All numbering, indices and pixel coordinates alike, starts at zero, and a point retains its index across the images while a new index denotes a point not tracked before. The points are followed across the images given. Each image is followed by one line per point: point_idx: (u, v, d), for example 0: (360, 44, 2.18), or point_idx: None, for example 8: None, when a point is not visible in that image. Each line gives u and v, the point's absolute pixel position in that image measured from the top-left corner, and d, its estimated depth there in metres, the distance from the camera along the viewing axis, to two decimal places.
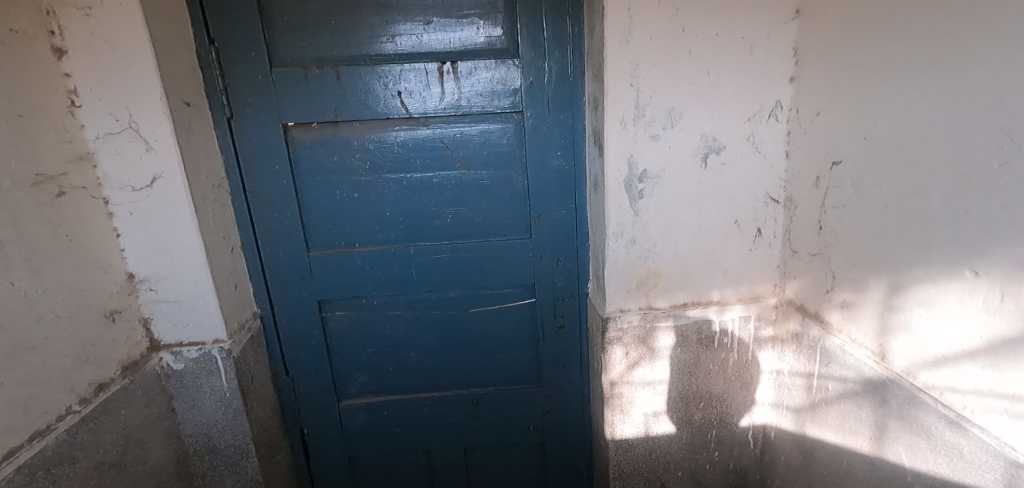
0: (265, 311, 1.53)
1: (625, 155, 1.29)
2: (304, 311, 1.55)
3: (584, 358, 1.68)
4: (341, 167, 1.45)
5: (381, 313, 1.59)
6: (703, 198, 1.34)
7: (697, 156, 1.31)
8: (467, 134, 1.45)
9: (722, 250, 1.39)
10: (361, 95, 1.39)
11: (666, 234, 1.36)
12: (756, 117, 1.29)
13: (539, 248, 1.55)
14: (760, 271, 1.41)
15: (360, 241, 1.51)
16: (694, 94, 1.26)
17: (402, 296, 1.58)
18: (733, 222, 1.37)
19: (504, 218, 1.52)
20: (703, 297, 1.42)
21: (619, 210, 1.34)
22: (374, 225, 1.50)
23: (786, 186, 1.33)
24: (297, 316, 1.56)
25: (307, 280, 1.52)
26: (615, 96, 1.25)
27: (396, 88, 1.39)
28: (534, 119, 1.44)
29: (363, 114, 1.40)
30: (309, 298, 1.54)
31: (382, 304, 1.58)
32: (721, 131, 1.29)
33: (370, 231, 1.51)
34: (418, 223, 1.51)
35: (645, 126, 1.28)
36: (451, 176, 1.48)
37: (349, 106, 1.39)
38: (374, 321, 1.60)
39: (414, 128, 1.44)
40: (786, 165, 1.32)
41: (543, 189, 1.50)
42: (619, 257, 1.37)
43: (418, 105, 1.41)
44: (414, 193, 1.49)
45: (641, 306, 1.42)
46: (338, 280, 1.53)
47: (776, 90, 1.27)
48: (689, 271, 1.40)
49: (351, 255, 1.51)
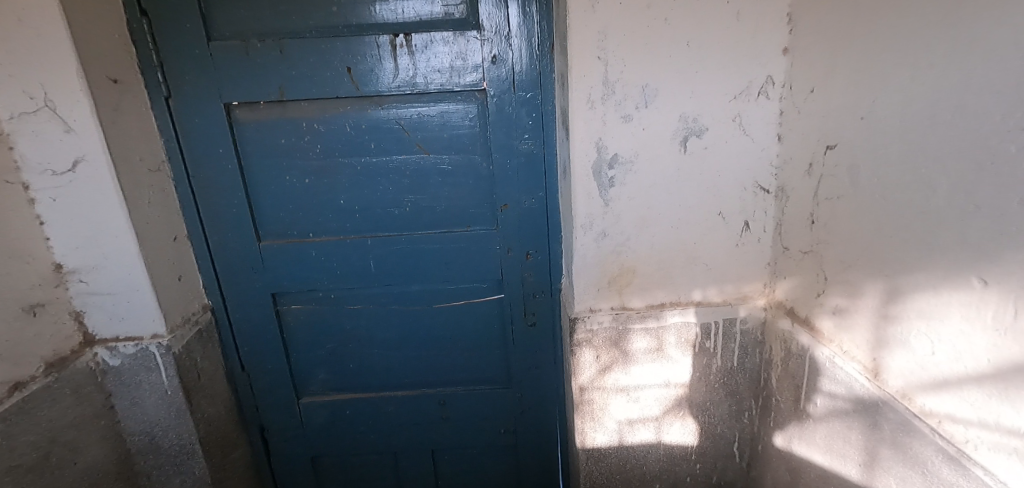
0: (217, 304, 1.45)
1: (593, 138, 1.15)
2: (257, 303, 1.46)
3: (558, 358, 1.56)
4: (291, 151, 1.34)
5: (339, 307, 1.49)
6: (683, 187, 1.20)
7: (675, 139, 1.16)
8: (425, 115, 1.33)
9: (704, 245, 1.24)
10: (308, 72, 1.27)
11: (641, 227, 1.23)
12: (743, 94, 1.13)
13: (506, 240, 1.42)
14: (748, 270, 1.26)
15: (314, 230, 1.41)
16: (670, 69, 1.11)
17: (360, 290, 1.47)
18: (716, 215, 1.22)
19: (468, 208, 1.40)
20: (683, 297, 1.28)
21: (587, 200, 1.20)
22: (327, 213, 1.40)
23: (777, 173, 1.18)
24: (250, 310, 1.47)
25: (258, 271, 1.43)
26: (580, 72, 1.10)
27: (345, 64, 1.27)
28: (497, 97, 1.30)
29: (311, 92, 1.28)
30: (261, 291, 1.45)
31: (340, 298, 1.48)
32: (703, 110, 1.14)
33: (324, 220, 1.40)
34: (376, 212, 1.40)
35: (615, 105, 1.13)
36: (409, 161, 1.36)
37: (295, 84, 1.28)
38: (332, 315, 1.50)
39: (368, 109, 1.32)
40: (778, 149, 1.16)
41: (509, 176, 1.37)
42: (588, 252, 1.24)
43: (370, 82, 1.28)
44: (370, 179, 1.38)
45: (613, 305, 1.29)
46: (291, 271, 1.43)
47: (768, 62, 1.11)
48: (667, 268, 1.26)
49: (305, 245, 1.41)
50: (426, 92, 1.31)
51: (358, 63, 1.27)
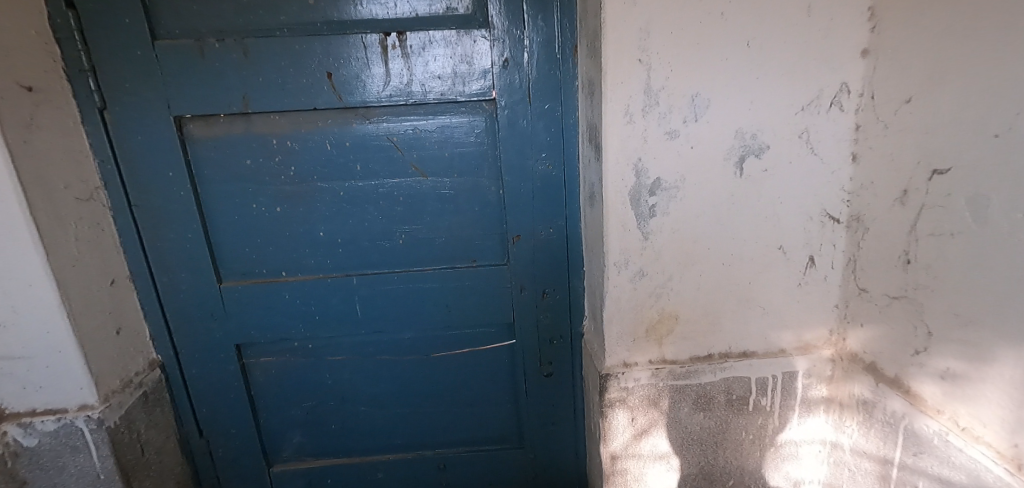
0: (168, 358, 1.20)
1: (630, 158, 0.94)
2: (217, 357, 1.21)
3: (578, 413, 1.33)
4: (258, 174, 1.11)
5: (318, 359, 1.25)
6: (737, 217, 0.99)
7: (729, 159, 0.95)
8: (422, 130, 1.10)
9: (761, 285, 1.03)
10: (278, 79, 1.04)
11: (686, 264, 1.01)
12: (812, 105, 0.93)
13: (518, 277, 1.20)
14: (812, 313, 1.05)
15: (287, 269, 1.17)
16: (726, 75, 0.91)
17: (343, 338, 1.23)
18: (776, 250, 1.01)
19: (474, 240, 1.18)
20: (734, 347, 1.07)
21: (623, 234, 0.99)
22: (303, 248, 1.16)
23: (850, 200, 0.98)
24: (209, 364, 1.21)
25: (218, 318, 1.18)
26: (616, 78, 0.89)
27: (324, 68, 1.04)
28: (509, 109, 1.08)
29: (282, 103, 1.05)
30: (223, 342, 1.19)
31: (319, 348, 1.24)
32: (764, 125, 0.94)
33: (299, 257, 1.16)
34: (362, 246, 1.16)
35: (658, 118, 0.92)
36: (403, 185, 1.13)
37: (263, 93, 1.04)
38: (309, 368, 1.25)
39: (352, 123, 1.09)
40: (852, 172, 0.96)
41: (523, 202, 1.15)
42: (622, 295, 1.03)
43: (355, 91, 1.06)
44: (355, 208, 1.14)
45: (652, 358, 1.07)
46: (259, 318, 1.19)
47: (843, 67, 0.91)
48: (717, 313, 1.05)
49: (276, 287, 1.17)
50: (423, 103, 1.08)
51: (339, 68, 1.04)
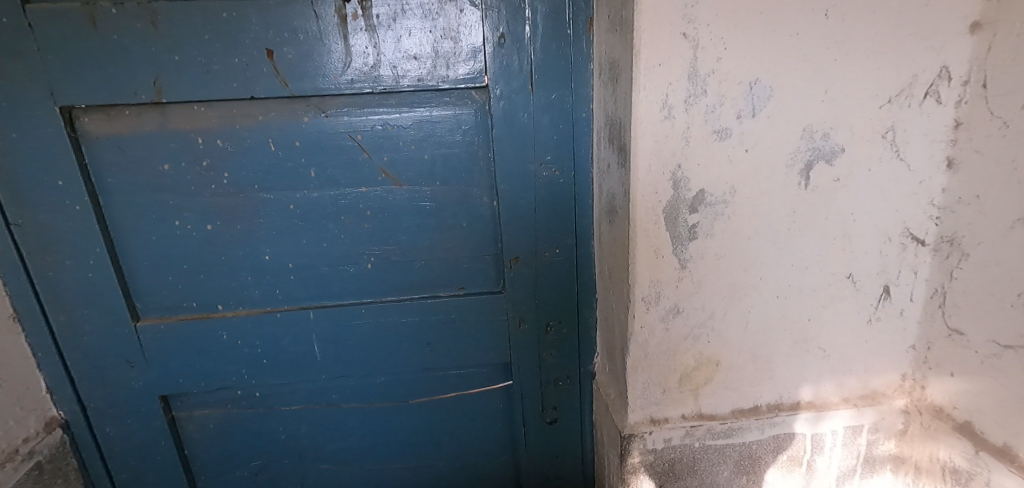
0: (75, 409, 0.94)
1: (667, 165, 0.72)
2: (137, 412, 0.95)
3: (587, 464, 1.12)
4: (180, 183, 0.85)
5: (269, 410, 1.00)
6: (799, 239, 0.78)
7: (793, 165, 0.74)
8: (394, 125, 0.86)
9: (823, 322, 0.83)
10: (201, 58, 0.78)
11: (733, 298, 0.80)
12: (901, 96, 0.72)
13: (517, 307, 0.98)
14: (883, 356, 0.85)
15: (224, 301, 0.92)
16: (796, 55, 0.69)
17: (299, 385, 0.99)
18: (845, 279, 0.80)
19: (461, 263, 0.95)
20: (786, 398, 0.86)
21: (655, 261, 0.77)
22: (245, 276, 0.91)
23: (941, 217, 0.77)
24: (127, 421, 0.96)
25: (136, 365, 0.93)
26: (653, 58, 0.66)
27: (262, 44, 0.79)
28: (505, 99, 0.85)
29: (207, 90, 0.80)
30: (143, 394, 0.94)
31: (269, 396, 1.00)
32: (840, 121, 0.72)
33: (239, 286, 0.92)
34: (321, 272, 0.92)
35: (707, 113, 0.70)
36: (371, 195, 0.89)
37: (181, 77, 0.79)
38: (258, 421, 1.01)
39: (303, 116, 0.84)
40: (946, 182, 0.75)
41: (522, 217, 0.92)
42: (651, 338, 0.81)
43: (305, 75, 0.81)
44: (310, 224, 0.90)
45: (687, 414, 0.86)
46: (190, 364, 0.94)
47: (945, 45, 0.70)
48: (767, 358, 0.84)
49: (211, 325, 0.92)
50: (395, 91, 0.84)
51: (283, 44, 0.79)
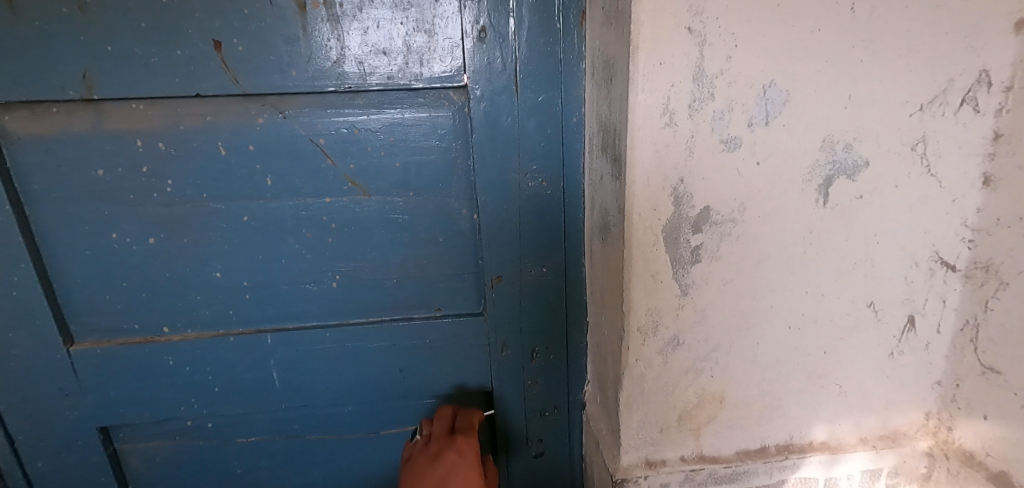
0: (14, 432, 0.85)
1: (668, 179, 0.63)
2: (73, 446, 0.85)
3: None
4: (117, 191, 0.75)
5: (226, 441, 0.91)
6: (815, 263, 0.69)
7: (811, 180, 0.65)
8: (361, 128, 0.77)
9: (840, 356, 0.74)
10: (138, 50, 0.69)
11: (739, 328, 0.71)
12: (934, 104, 0.63)
13: (499, 330, 0.88)
14: (906, 393, 0.76)
15: (171, 323, 0.82)
16: (816, 55, 0.60)
17: (259, 413, 0.90)
18: (865, 308, 0.71)
19: (438, 281, 0.86)
20: (797, 437, 0.78)
21: (652, 287, 0.68)
22: (194, 295, 0.81)
23: (975, 241, 0.68)
24: (63, 454, 0.86)
25: (71, 394, 0.83)
26: (654, 56, 0.57)
27: (209, 35, 0.69)
28: (487, 100, 0.75)
29: (146, 86, 0.70)
30: (81, 424, 0.84)
31: (226, 426, 0.90)
32: (864, 131, 0.63)
33: (189, 306, 0.82)
34: (280, 290, 0.83)
35: (713, 119, 0.61)
36: (336, 207, 0.80)
37: (115, 71, 0.69)
38: (212, 454, 0.91)
39: (256, 117, 0.74)
40: (981, 200, 0.67)
41: (505, 232, 0.82)
42: (647, 372, 0.72)
43: (258, 70, 0.71)
44: (267, 238, 0.80)
45: (686, 455, 0.77)
46: (133, 392, 0.84)
47: (985, 46, 0.61)
48: (777, 394, 0.75)
49: (155, 350, 0.82)
50: (362, 90, 0.74)
51: (233, 35, 0.69)
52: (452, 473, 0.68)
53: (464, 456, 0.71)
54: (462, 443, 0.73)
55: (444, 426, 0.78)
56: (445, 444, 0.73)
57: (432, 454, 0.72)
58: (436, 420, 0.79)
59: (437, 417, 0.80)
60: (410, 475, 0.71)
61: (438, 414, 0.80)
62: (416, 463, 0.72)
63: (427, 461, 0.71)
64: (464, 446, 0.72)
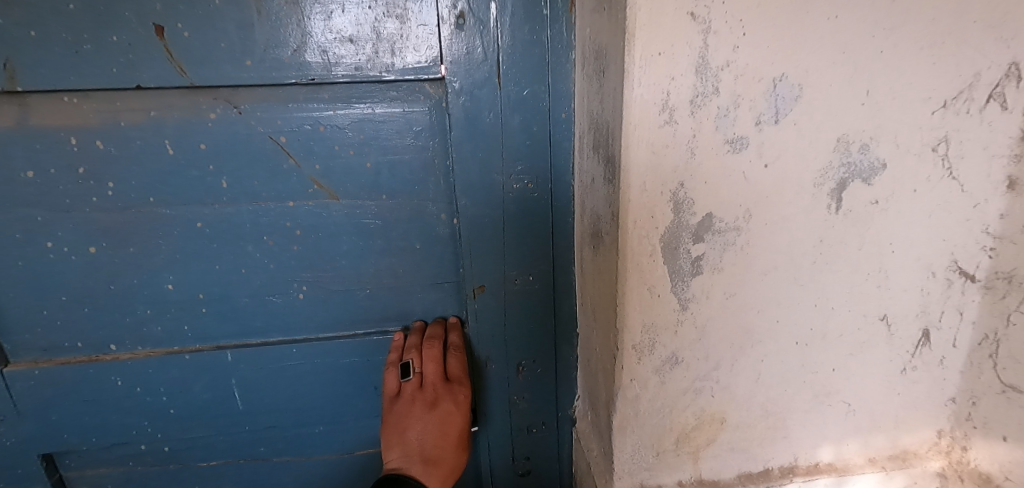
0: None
1: (667, 183, 0.56)
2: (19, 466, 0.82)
3: None
4: (53, 195, 0.68)
5: (189, 454, 0.88)
6: (824, 274, 0.63)
7: (823, 184, 0.59)
8: (328, 125, 0.69)
9: (850, 373, 0.68)
10: (67, 35, 0.60)
11: (742, 345, 0.65)
12: (959, 99, 0.57)
13: (482, 343, 0.83)
14: (917, 411, 0.71)
15: (118, 341, 0.78)
16: (832, 46, 0.53)
17: (224, 428, 0.85)
18: (878, 321, 0.66)
19: (413, 292, 0.80)
20: (802, 459, 0.72)
21: (649, 302, 0.61)
22: (143, 310, 0.76)
23: (996, 249, 0.63)
24: (16, 472, 0.82)
25: (8, 417, 0.78)
26: (652, 45, 0.51)
27: (149, 19, 0.61)
28: (466, 94, 0.68)
29: (77, 76, 0.62)
30: (32, 443, 0.81)
31: (186, 445, 0.87)
32: (882, 130, 0.57)
33: (137, 323, 0.77)
34: (240, 303, 0.78)
35: (719, 117, 0.54)
36: (302, 212, 0.73)
37: (40, 59, 0.61)
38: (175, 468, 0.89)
39: (207, 112, 0.66)
40: (1006, 206, 0.61)
41: (487, 238, 0.76)
42: (642, 393, 0.66)
43: (206, 59, 0.63)
44: (224, 247, 0.74)
45: (683, 480, 0.71)
46: (83, 410, 0.80)
47: (1018, 35, 0.55)
48: (781, 414, 0.69)
49: (103, 367, 0.78)
50: (327, 82, 0.67)
51: (176, 19, 0.61)
52: (446, 423, 0.75)
53: (460, 408, 0.75)
54: (456, 392, 0.76)
55: (436, 371, 0.75)
56: (440, 394, 0.75)
57: (426, 402, 0.75)
58: (426, 361, 0.75)
59: (426, 357, 0.75)
60: (404, 420, 0.74)
61: (427, 354, 0.75)
62: (409, 409, 0.74)
63: (422, 411, 0.74)
64: (459, 398, 0.76)
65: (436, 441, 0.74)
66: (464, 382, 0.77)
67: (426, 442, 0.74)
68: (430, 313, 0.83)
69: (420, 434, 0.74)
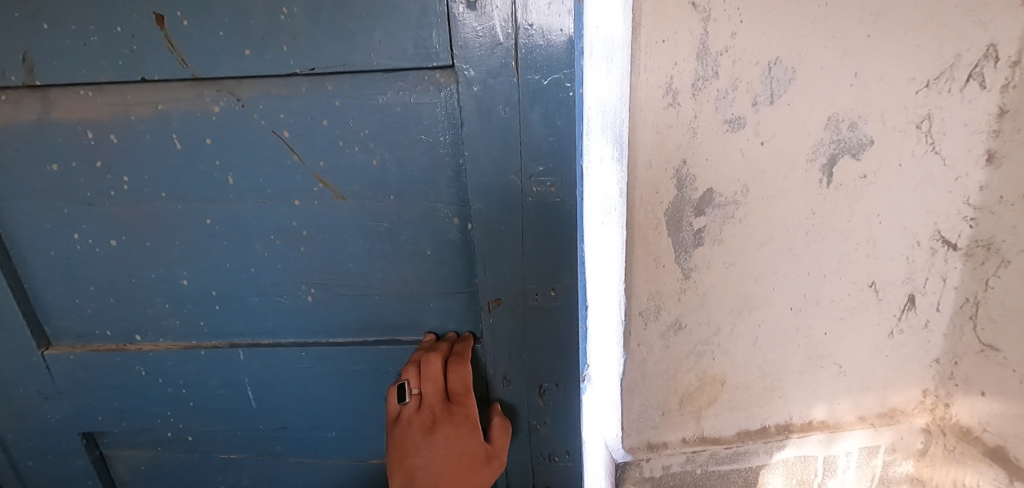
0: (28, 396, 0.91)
1: (671, 160, 0.61)
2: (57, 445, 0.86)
3: None
4: (73, 186, 0.69)
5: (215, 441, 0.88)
6: (817, 244, 0.68)
7: (815, 161, 0.64)
8: (333, 118, 0.62)
9: (841, 336, 0.74)
10: (72, 26, 0.59)
11: (741, 310, 0.71)
12: (942, 78, 0.62)
13: (499, 369, 0.71)
14: (902, 371, 0.76)
15: (141, 332, 0.79)
16: (823, 31, 0.58)
17: (242, 426, 0.85)
18: (867, 287, 0.71)
19: (431, 296, 0.72)
20: (796, 417, 0.78)
21: (654, 271, 0.67)
22: (162, 302, 0.76)
23: (976, 219, 0.68)
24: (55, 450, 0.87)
25: (50, 397, 0.82)
26: (656, 32, 0.56)
27: (148, 8, 0.58)
28: (485, 70, 0.56)
29: (83, 69, 0.61)
30: (65, 427, 0.85)
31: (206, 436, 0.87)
32: (870, 109, 0.62)
33: (155, 316, 0.78)
34: (251, 302, 0.75)
35: (718, 98, 0.59)
36: (311, 218, 0.68)
37: (49, 50, 0.60)
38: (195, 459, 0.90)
39: (211, 104, 0.62)
40: (985, 178, 0.66)
41: (509, 251, 0.64)
42: (648, 356, 0.72)
43: (206, 50, 0.59)
44: (232, 244, 0.71)
45: (687, 438, 0.77)
46: (113, 395, 0.82)
47: (994, 19, 0.59)
48: (776, 374, 0.75)
49: (127, 358, 0.79)
50: (332, 70, 0.59)
51: (174, 7, 0.57)
52: (454, 448, 0.65)
53: (464, 431, 0.65)
54: (457, 414, 0.66)
55: (436, 389, 0.65)
56: (440, 417, 0.65)
57: (425, 425, 0.65)
58: (424, 380, 0.64)
59: (424, 375, 0.64)
60: (404, 446, 0.64)
61: (426, 371, 0.64)
62: (408, 432, 0.65)
63: (423, 437, 0.64)
64: (461, 418, 0.65)
65: (440, 469, 0.64)
66: (466, 400, 0.66)
67: (431, 470, 0.64)
68: (445, 326, 0.74)
69: (423, 464, 0.64)
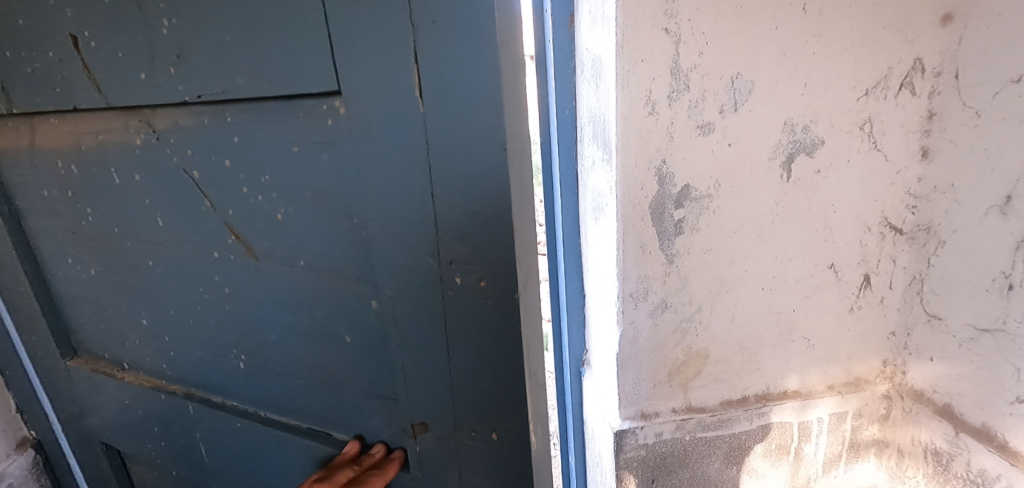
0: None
1: (652, 160, 0.72)
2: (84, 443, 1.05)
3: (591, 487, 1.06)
4: (31, 207, 0.87)
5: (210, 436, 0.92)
6: (782, 231, 0.79)
7: (775, 159, 0.75)
8: (213, 139, 0.65)
9: (807, 312, 0.84)
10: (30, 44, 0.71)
11: (718, 291, 0.81)
12: (879, 87, 0.73)
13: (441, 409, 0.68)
14: (863, 344, 0.87)
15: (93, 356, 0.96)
16: (776, 50, 0.69)
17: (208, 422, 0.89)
18: (827, 269, 0.82)
19: (367, 348, 0.70)
20: (773, 387, 0.88)
21: (642, 257, 0.77)
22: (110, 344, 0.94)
23: (917, 206, 0.79)
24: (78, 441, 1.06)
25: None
26: (636, 53, 0.67)
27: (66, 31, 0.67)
28: (369, 100, 0.53)
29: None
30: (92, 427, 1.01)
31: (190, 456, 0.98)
32: (819, 115, 0.73)
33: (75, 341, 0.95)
34: (121, 342, 0.92)
35: (690, 107, 0.70)
36: (220, 286, 0.76)
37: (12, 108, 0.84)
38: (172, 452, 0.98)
39: (135, 134, 0.71)
40: (922, 171, 0.77)
41: (425, 286, 0.61)
42: (638, 334, 0.81)
43: (115, 71, 0.66)
44: (120, 311, 0.89)
45: (677, 407, 0.87)
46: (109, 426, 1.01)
47: (919, 38, 0.71)
48: (753, 349, 0.85)
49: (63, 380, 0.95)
50: (225, 99, 0.61)
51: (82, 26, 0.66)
52: None
53: None
54: None
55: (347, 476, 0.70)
56: None
57: None
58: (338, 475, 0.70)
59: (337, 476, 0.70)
60: None
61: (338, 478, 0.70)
62: None
63: None
64: None
65: None
66: None
67: None
68: (376, 410, 0.74)
69: None
